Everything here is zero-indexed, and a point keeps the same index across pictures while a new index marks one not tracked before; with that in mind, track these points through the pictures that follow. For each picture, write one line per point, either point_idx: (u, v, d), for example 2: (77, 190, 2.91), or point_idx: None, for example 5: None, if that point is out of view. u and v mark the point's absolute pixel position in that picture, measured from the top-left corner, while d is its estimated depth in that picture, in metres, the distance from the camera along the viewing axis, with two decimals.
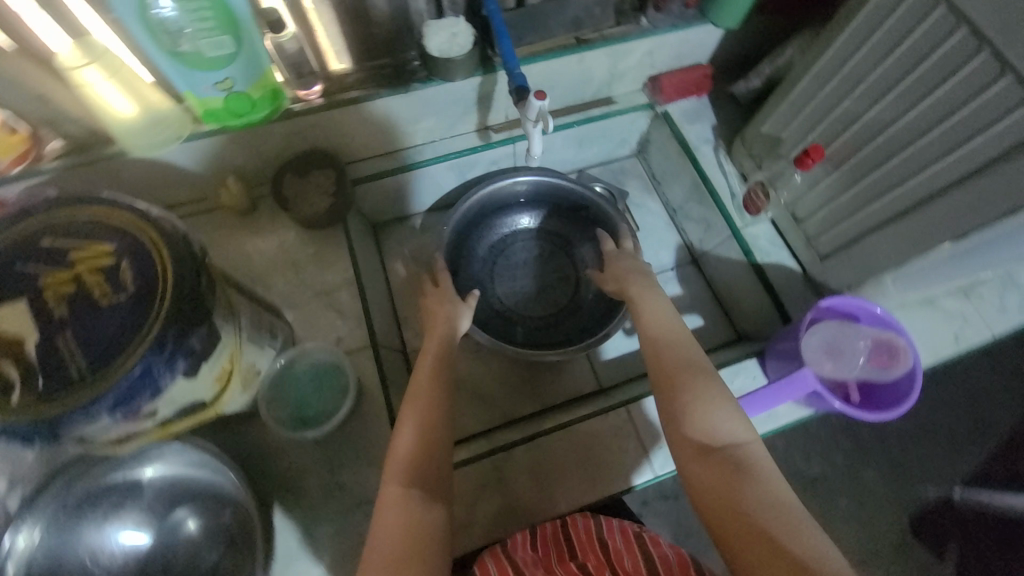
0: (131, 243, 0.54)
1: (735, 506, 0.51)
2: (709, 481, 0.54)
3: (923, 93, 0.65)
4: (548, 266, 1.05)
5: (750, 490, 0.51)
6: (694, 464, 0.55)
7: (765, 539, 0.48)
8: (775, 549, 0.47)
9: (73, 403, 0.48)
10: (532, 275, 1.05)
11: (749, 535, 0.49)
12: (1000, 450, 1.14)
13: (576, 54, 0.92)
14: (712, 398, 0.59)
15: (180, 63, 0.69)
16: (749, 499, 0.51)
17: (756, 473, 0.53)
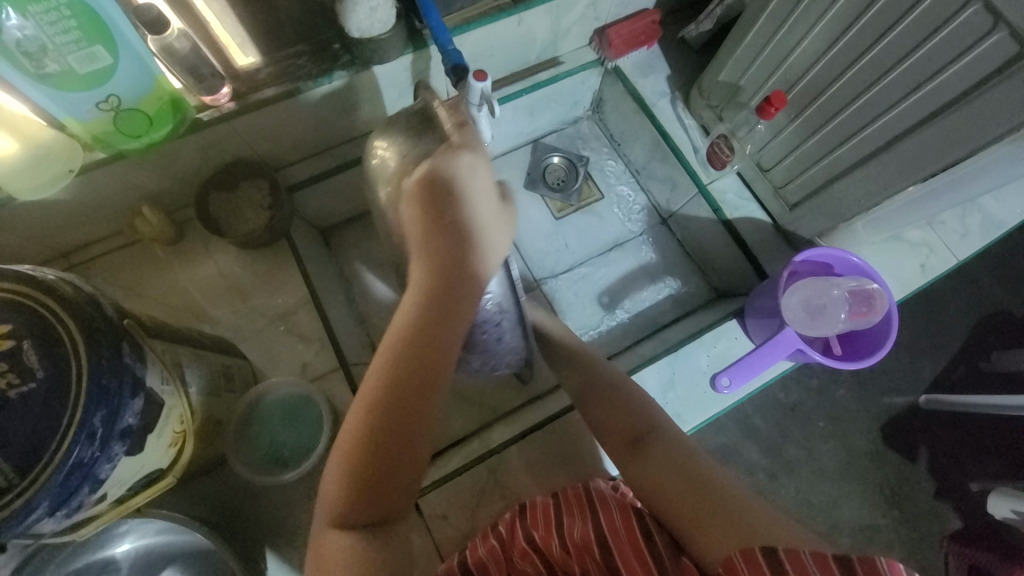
0: (30, 321, 0.46)
1: (701, 484, 0.58)
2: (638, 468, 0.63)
3: (888, 26, 0.61)
4: None
5: (707, 468, 0.60)
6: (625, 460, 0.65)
7: (726, 508, 0.55)
8: (735, 516, 0.55)
9: (6, 513, 0.42)
10: None
11: (683, 497, 0.58)
12: (960, 356, 1.20)
13: (514, 15, 0.81)
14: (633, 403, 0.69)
15: (48, 85, 0.59)
16: (709, 475, 0.59)
17: (676, 456, 0.62)
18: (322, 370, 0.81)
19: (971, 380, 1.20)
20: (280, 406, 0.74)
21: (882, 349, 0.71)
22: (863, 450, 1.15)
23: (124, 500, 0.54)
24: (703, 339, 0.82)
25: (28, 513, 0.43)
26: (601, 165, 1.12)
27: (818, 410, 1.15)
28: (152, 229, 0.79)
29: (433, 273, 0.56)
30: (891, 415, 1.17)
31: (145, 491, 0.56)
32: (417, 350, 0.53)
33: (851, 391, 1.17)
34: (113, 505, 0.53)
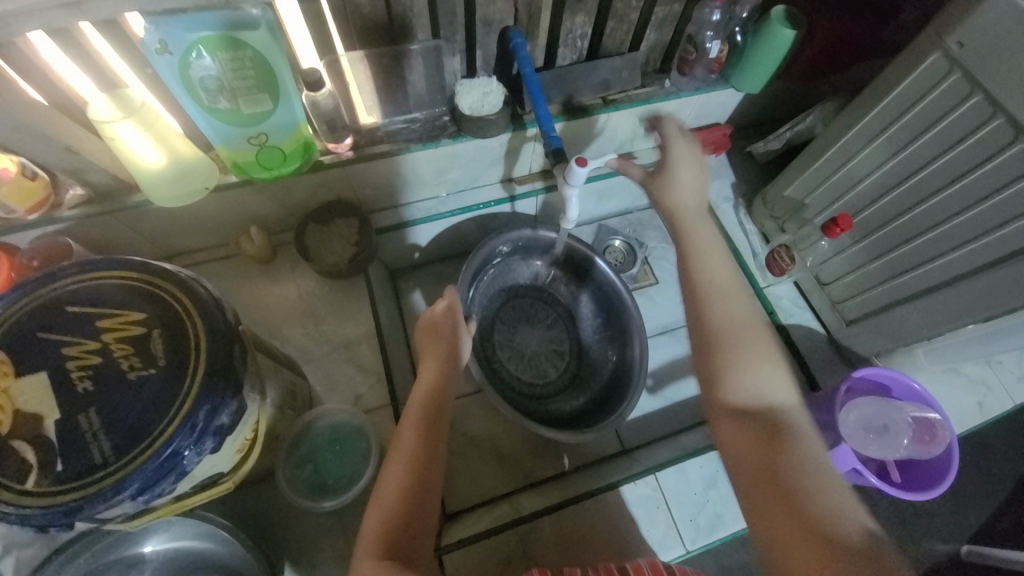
0: (163, 313, 0.51)
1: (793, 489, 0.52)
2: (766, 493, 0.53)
3: (960, 174, 0.66)
4: (529, 324, 1.03)
5: (797, 463, 0.54)
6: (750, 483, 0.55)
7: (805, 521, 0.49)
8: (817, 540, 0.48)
9: (97, 488, 0.45)
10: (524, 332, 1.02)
11: (767, 497, 0.52)
12: (1013, 508, 1.13)
13: (603, 113, 0.92)
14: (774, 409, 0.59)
15: (217, 118, 0.69)
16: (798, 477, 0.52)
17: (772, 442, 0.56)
18: (374, 404, 0.84)
19: None
20: (330, 431, 0.76)
21: (942, 486, 0.69)
22: None
23: (183, 498, 0.56)
24: None
25: (116, 493, 0.45)
26: (659, 252, 1.17)
27: None
28: (253, 248, 0.88)
29: (432, 393, 0.68)
30: (935, 560, 1.09)
31: (203, 493, 0.57)
32: (432, 452, 0.63)
33: (892, 528, 1.10)
34: (172, 502, 0.55)
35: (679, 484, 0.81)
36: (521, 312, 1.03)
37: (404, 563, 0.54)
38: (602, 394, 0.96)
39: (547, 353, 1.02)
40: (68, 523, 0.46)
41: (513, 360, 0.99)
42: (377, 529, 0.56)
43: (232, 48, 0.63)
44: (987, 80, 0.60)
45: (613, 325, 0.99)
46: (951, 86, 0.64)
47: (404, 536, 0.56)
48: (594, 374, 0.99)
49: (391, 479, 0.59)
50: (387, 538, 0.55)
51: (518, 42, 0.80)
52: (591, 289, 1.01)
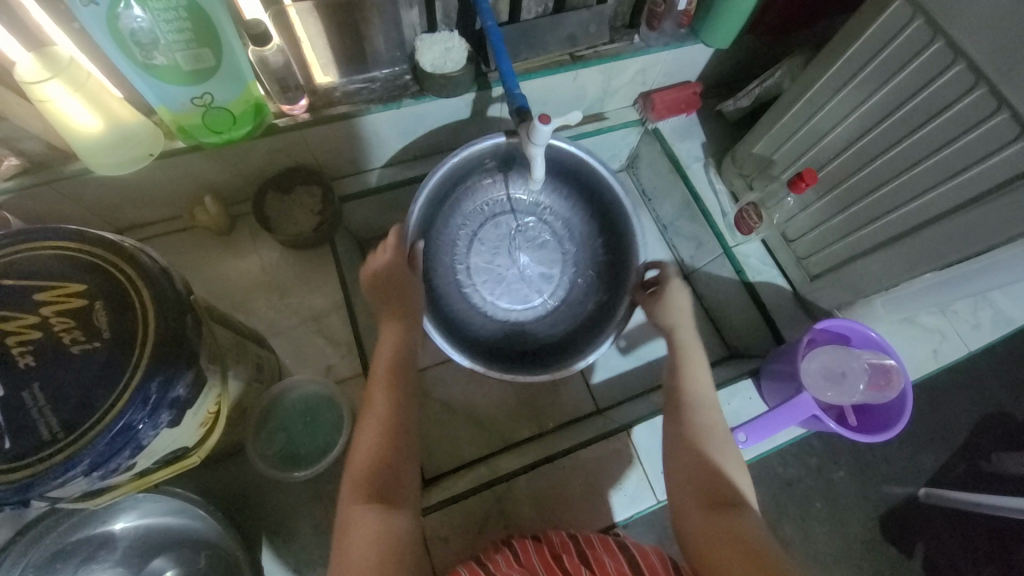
0: (105, 284, 0.49)
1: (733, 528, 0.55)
2: (703, 526, 0.57)
3: (920, 124, 0.67)
4: (518, 245, 0.96)
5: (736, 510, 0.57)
6: (693, 514, 0.59)
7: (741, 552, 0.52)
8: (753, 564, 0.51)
9: (48, 465, 0.43)
10: (515, 252, 0.96)
11: (712, 536, 0.55)
12: (960, 450, 1.21)
13: (571, 71, 0.89)
14: (726, 457, 0.64)
15: (153, 77, 0.64)
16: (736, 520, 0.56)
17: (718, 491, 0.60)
18: (346, 375, 0.83)
19: (971, 476, 1.19)
20: (301, 404, 0.75)
21: (897, 427, 0.73)
22: (860, 536, 1.13)
23: (145, 473, 0.54)
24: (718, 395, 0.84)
25: (68, 469, 0.44)
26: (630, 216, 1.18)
27: (816, 489, 1.13)
28: (208, 219, 0.84)
29: (394, 351, 0.67)
30: (890, 502, 1.16)
31: (168, 467, 0.56)
32: (403, 400, 0.63)
33: (851, 474, 1.16)
34: (135, 477, 0.53)
35: (651, 440, 0.83)
36: (507, 235, 0.96)
37: (388, 501, 0.55)
38: (599, 307, 0.93)
39: (536, 275, 0.97)
40: (22, 501, 0.44)
41: (496, 287, 0.95)
42: (359, 473, 0.56)
43: None
44: (950, 25, 0.60)
45: (608, 245, 0.94)
46: (914, 33, 0.64)
47: (385, 477, 0.56)
48: (586, 288, 0.96)
49: (367, 428, 0.59)
50: (372, 475, 0.56)
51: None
52: (591, 199, 0.94)
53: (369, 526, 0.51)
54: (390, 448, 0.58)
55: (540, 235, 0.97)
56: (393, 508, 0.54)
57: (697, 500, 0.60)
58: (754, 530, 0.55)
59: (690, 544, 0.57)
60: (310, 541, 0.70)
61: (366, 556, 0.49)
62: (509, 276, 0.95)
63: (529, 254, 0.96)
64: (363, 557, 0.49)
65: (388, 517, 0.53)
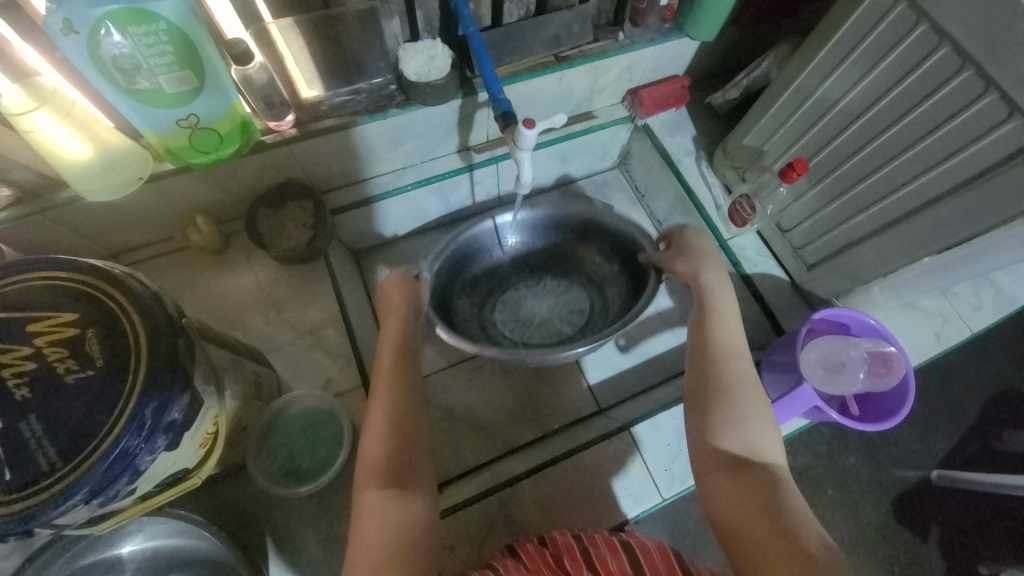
0: (97, 311, 0.49)
1: (766, 498, 0.55)
2: (729, 485, 0.57)
3: (907, 109, 0.66)
4: (549, 290, 1.02)
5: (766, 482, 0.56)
6: (715, 474, 0.59)
7: (778, 530, 0.52)
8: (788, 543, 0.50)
9: (48, 495, 0.44)
10: (545, 306, 1.01)
11: (743, 514, 0.55)
12: (969, 431, 1.20)
13: (557, 72, 0.89)
14: (750, 410, 0.63)
15: (138, 100, 0.64)
16: (768, 491, 0.55)
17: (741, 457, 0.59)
18: (346, 386, 0.84)
19: (984, 457, 1.18)
20: (302, 418, 0.76)
21: (901, 413, 0.72)
22: (873, 523, 1.12)
23: (148, 497, 0.54)
24: None
25: (68, 498, 0.44)
26: (625, 212, 1.18)
27: (827, 478, 1.12)
28: (202, 238, 0.84)
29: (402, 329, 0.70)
30: (903, 488, 1.15)
31: (170, 489, 0.56)
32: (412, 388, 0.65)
33: (861, 460, 1.15)
34: (137, 501, 0.54)
35: (654, 437, 0.83)
36: (534, 286, 1.02)
37: (403, 488, 0.56)
38: (627, 303, 0.92)
39: (558, 314, 1.00)
40: (24, 532, 0.44)
41: (525, 329, 0.99)
42: (373, 462, 0.58)
43: (144, 22, 0.58)
44: (932, 6, 0.59)
45: (625, 274, 0.95)
46: (898, 17, 0.63)
47: (402, 465, 0.57)
48: (612, 295, 0.97)
49: (375, 419, 0.61)
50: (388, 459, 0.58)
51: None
52: (608, 245, 0.96)
53: (389, 514, 0.53)
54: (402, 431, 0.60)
55: (558, 274, 1.03)
56: (407, 493, 0.56)
57: (724, 460, 0.59)
58: (775, 495, 0.55)
59: (713, 508, 0.58)
60: (317, 555, 0.71)
61: (388, 552, 0.51)
62: (542, 322, 1.00)
63: (564, 295, 1.01)
64: (378, 548, 0.51)
65: (401, 502, 0.55)
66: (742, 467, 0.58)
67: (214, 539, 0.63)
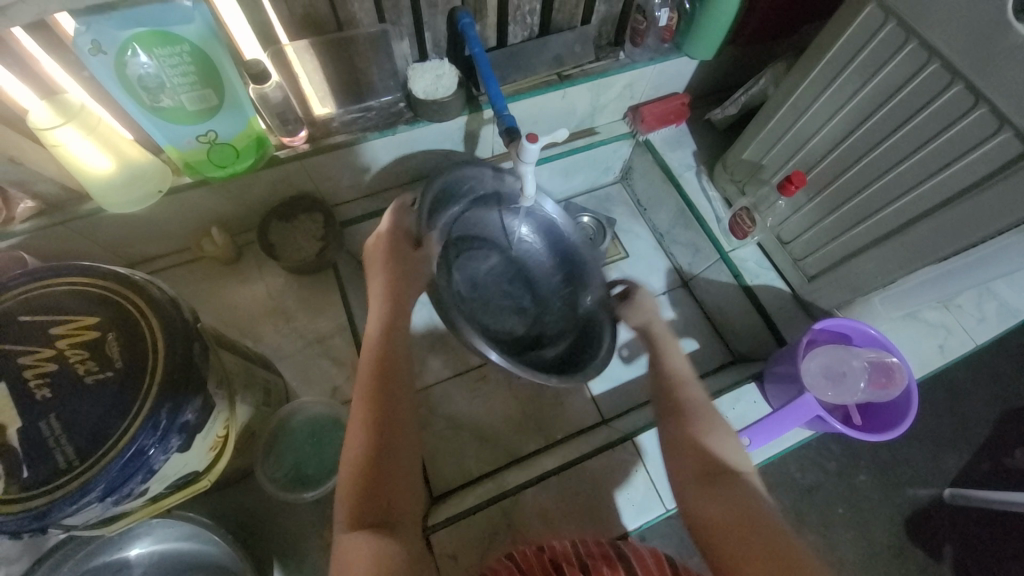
0: (118, 315, 0.51)
1: (738, 503, 0.55)
2: (704, 492, 0.58)
3: (901, 122, 0.68)
4: (506, 284, 0.95)
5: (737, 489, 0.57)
6: (690, 488, 0.60)
7: (758, 536, 0.51)
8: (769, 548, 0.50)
9: (65, 492, 0.45)
10: (492, 288, 0.94)
11: (718, 516, 0.55)
12: (980, 447, 1.18)
13: (559, 90, 0.92)
14: (713, 426, 0.66)
15: (159, 117, 0.67)
16: (739, 496, 0.56)
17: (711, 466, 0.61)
18: (352, 394, 0.85)
19: (996, 474, 1.16)
20: (309, 425, 0.77)
21: (904, 423, 0.71)
22: (885, 542, 1.10)
23: (158, 499, 0.56)
24: (722, 399, 0.84)
25: (83, 495, 0.45)
26: (628, 226, 1.20)
27: (835, 494, 1.11)
28: (216, 249, 0.87)
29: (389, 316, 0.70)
30: (914, 506, 1.13)
31: (180, 492, 0.57)
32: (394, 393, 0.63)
33: (871, 477, 1.14)
34: (148, 502, 0.55)
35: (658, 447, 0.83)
36: (496, 275, 0.95)
37: (377, 520, 0.53)
38: (568, 350, 0.89)
39: (507, 308, 0.94)
40: (39, 529, 0.46)
41: (477, 313, 0.91)
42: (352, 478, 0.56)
43: (168, 44, 0.61)
44: (920, 26, 0.62)
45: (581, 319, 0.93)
46: (888, 36, 0.65)
47: (378, 488, 0.55)
48: (563, 338, 0.92)
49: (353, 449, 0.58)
50: (362, 475, 0.56)
51: (467, 22, 0.79)
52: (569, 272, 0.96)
53: (360, 544, 0.51)
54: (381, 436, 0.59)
55: (512, 271, 0.96)
56: (383, 528, 0.53)
57: (698, 472, 0.61)
58: (749, 499, 0.56)
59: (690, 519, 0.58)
60: (320, 564, 0.71)
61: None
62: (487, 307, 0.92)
63: (517, 296, 0.95)
64: None
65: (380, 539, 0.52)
66: (716, 476, 0.59)
67: (221, 544, 0.64)
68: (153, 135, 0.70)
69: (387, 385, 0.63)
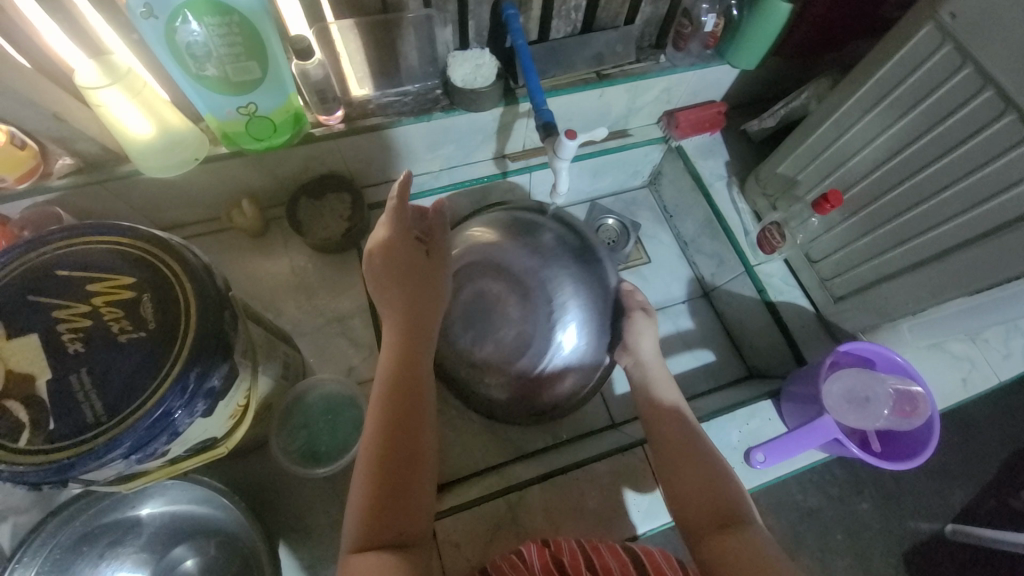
0: (153, 277, 0.52)
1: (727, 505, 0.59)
2: (689, 493, 0.62)
3: (947, 149, 0.66)
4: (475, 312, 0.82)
5: (721, 488, 0.61)
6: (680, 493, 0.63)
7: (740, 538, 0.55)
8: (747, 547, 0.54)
9: (90, 447, 0.46)
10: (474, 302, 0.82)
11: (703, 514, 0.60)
12: (990, 484, 1.16)
13: (597, 88, 0.91)
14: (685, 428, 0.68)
15: (204, 86, 0.68)
16: (725, 495, 0.60)
17: (696, 462, 0.64)
18: (367, 376, 0.85)
19: (1002, 512, 1.13)
20: (323, 402, 0.77)
21: (923, 455, 0.70)
22: (883, 570, 1.08)
23: (176, 461, 0.56)
24: (736, 413, 0.82)
25: (108, 451, 0.46)
26: (652, 232, 1.19)
27: (837, 516, 1.09)
28: (245, 221, 0.88)
29: (397, 330, 0.58)
30: (916, 536, 1.11)
31: (197, 456, 0.58)
32: (412, 409, 0.54)
33: (876, 504, 1.12)
34: (166, 464, 0.56)
35: None
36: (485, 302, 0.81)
37: (395, 543, 0.49)
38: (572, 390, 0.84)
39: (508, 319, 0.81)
40: (63, 481, 0.47)
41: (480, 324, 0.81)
42: (362, 509, 0.50)
43: (219, 13, 0.62)
44: (975, 50, 0.60)
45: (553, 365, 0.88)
46: (943, 58, 0.63)
47: (391, 511, 0.50)
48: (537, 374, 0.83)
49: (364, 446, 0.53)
50: (371, 502, 0.50)
51: (512, 13, 0.79)
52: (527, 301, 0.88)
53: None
54: (388, 461, 0.51)
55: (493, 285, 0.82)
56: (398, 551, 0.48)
57: (683, 473, 0.63)
58: (732, 498, 0.60)
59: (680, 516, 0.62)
60: (323, 541, 0.71)
61: None
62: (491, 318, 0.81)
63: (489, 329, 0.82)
64: None
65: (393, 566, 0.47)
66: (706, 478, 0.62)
67: (229, 512, 0.65)
68: (195, 102, 0.71)
69: (399, 403, 0.54)
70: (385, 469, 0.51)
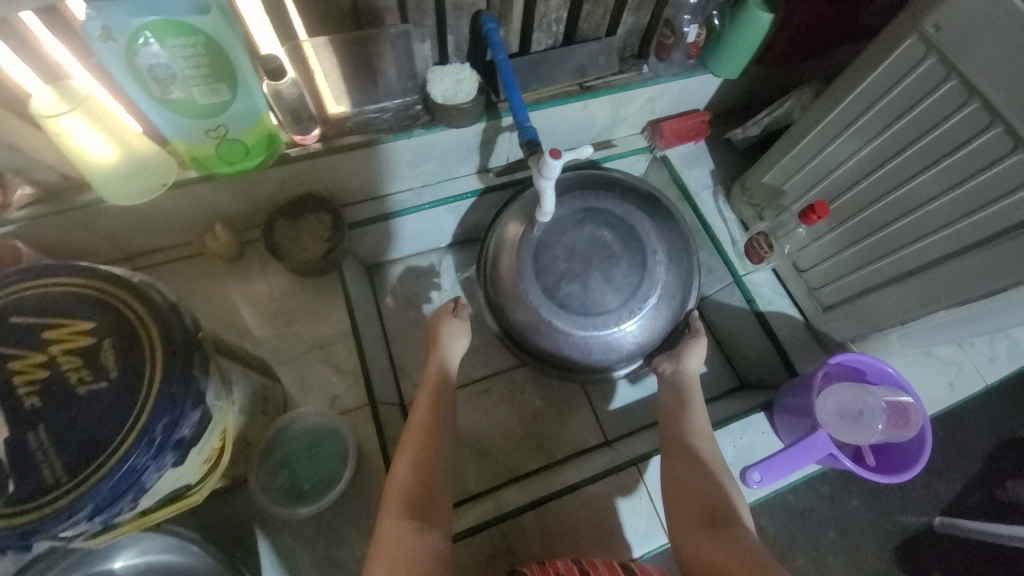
0: (115, 321, 0.48)
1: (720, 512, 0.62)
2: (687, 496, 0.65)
3: (933, 161, 0.66)
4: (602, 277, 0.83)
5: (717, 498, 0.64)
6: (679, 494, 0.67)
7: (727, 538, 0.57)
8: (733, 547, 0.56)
9: (52, 509, 0.43)
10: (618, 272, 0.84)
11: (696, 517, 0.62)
12: (975, 478, 1.17)
13: (581, 101, 0.90)
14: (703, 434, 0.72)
15: (169, 109, 0.65)
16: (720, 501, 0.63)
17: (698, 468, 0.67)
18: (351, 404, 0.83)
19: (987, 505, 1.15)
20: (306, 435, 0.74)
21: (915, 467, 0.70)
22: (874, 568, 1.09)
23: (147, 512, 0.53)
24: (729, 428, 0.82)
25: (71, 514, 0.43)
26: None
27: (829, 518, 1.10)
28: (219, 245, 0.84)
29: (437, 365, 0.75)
30: (904, 533, 1.12)
31: (172, 505, 0.55)
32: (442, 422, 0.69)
33: (867, 505, 1.13)
34: (136, 516, 0.52)
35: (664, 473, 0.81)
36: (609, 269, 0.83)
37: (423, 522, 0.58)
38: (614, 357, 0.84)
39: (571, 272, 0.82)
40: (24, 546, 0.44)
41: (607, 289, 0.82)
42: (398, 494, 0.61)
43: (181, 34, 0.59)
44: (958, 63, 0.60)
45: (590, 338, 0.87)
46: (926, 71, 0.63)
47: (420, 496, 0.60)
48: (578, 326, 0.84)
49: (399, 471, 0.62)
50: (407, 488, 0.61)
51: (490, 27, 0.76)
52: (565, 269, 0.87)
53: (400, 541, 0.55)
54: (427, 457, 0.64)
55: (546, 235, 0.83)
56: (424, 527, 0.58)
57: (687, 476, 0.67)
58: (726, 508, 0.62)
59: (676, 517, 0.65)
60: None
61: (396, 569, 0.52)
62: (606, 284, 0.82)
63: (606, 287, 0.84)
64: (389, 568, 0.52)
65: (419, 536, 0.56)
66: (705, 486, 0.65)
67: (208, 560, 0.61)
68: (160, 125, 0.67)
69: (436, 417, 0.68)
70: (422, 460, 0.63)
